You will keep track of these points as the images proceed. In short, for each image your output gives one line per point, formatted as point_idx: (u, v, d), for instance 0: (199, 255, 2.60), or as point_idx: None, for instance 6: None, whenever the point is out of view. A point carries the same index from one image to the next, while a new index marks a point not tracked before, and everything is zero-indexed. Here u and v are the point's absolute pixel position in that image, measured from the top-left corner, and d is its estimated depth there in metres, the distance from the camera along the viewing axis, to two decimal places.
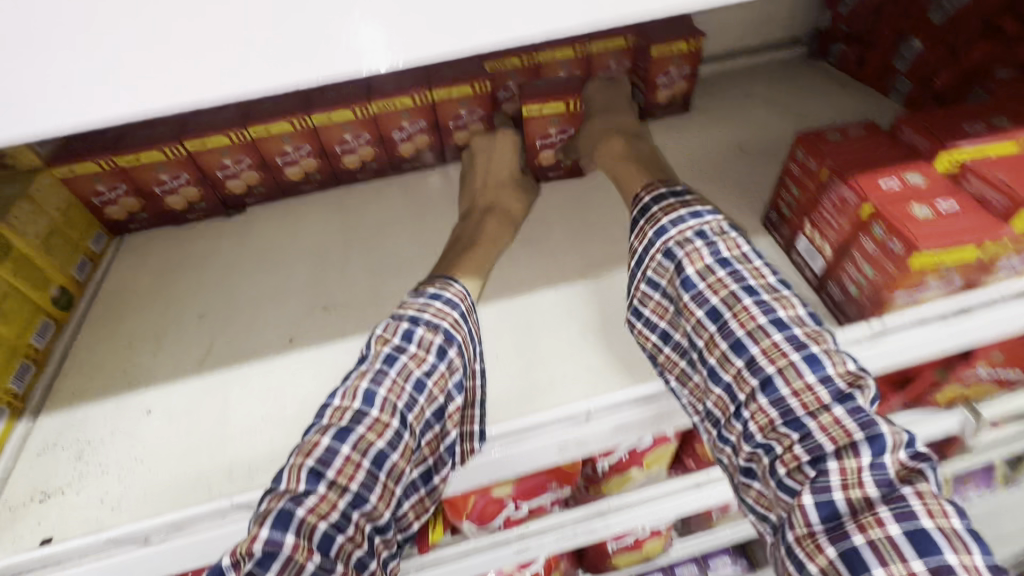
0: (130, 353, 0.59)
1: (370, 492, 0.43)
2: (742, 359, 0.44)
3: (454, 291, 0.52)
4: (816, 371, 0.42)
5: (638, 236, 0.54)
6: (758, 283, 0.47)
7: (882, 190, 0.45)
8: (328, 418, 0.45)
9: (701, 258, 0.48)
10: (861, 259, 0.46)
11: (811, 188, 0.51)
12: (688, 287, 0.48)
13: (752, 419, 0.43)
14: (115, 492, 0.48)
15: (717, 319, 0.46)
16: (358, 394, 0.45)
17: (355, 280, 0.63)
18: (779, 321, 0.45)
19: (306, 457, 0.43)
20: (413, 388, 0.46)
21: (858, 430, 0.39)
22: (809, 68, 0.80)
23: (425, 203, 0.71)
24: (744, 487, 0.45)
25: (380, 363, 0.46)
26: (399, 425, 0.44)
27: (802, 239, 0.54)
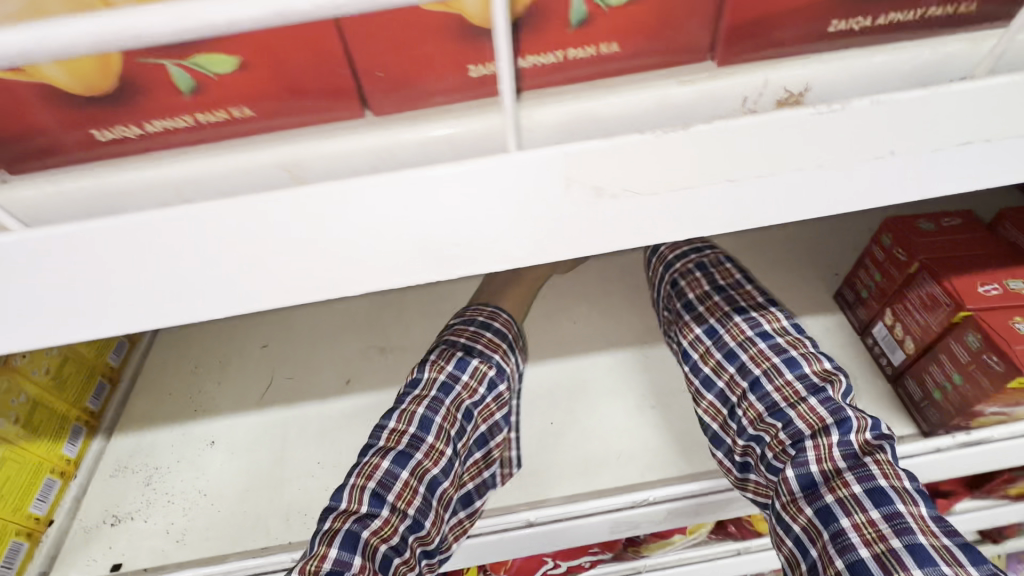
0: (197, 379, 0.61)
1: (425, 516, 0.42)
2: (734, 365, 0.47)
3: (502, 322, 0.54)
4: (794, 371, 0.45)
5: (653, 276, 0.59)
6: (747, 302, 0.51)
7: (981, 296, 0.42)
8: (386, 441, 0.44)
9: (720, 308, 0.51)
10: (947, 363, 0.44)
11: (897, 278, 0.49)
12: (689, 310, 0.53)
13: (743, 415, 0.45)
14: (181, 524, 0.50)
15: (713, 335, 0.50)
16: (415, 419, 0.45)
17: (413, 322, 0.64)
18: (764, 332, 0.48)
19: (368, 480, 0.42)
20: (463, 417, 0.47)
21: (828, 412, 0.41)
22: None
23: None
24: (742, 483, 0.45)
25: (436, 391, 0.47)
26: (452, 454, 0.45)
27: (881, 327, 0.51)
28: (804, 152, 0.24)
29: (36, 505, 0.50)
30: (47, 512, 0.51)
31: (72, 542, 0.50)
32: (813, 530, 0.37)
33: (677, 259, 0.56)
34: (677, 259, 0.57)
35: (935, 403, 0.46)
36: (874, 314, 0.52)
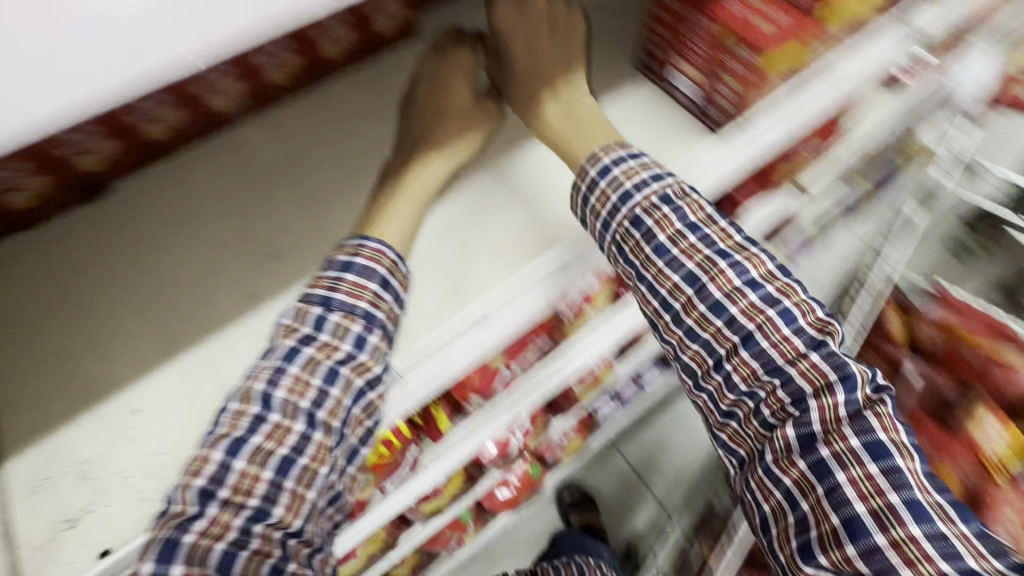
0: (80, 361, 0.56)
1: (274, 504, 0.47)
2: (722, 318, 0.54)
3: (368, 253, 0.56)
4: (790, 326, 0.53)
5: (599, 199, 0.60)
6: (727, 245, 0.57)
7: (730, 12, 0.62)
8: (224, 427, 0.48)
9: (670, 225, 0.57)
10: (726, 75, 0.66)
11: (675, 27, 0.68)
12: (662, 254, 0.57)
13: (735, 371, 0.54)
14: (157, 481, 0.53)
15: (693, 283, 0.56)
16: (256, 398, 0.49)
17: (296, 228, 0.65)
18: (751, 281, 0.55)
19: (193, 477, 0.46)
20: (322, 379, 0.50)
21: (832, 371, 0.51)
22: None
23: (352, 109, 0.72)
24: (722, 426, 0.57)
25: (279, 361, 0.50)
26: (302, 429, 0.49)
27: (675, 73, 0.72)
28: None
29: None
30: None
31: (32, 562, 0.48)
32: (807, 486, 0.50)
33: (638, 191, 0.58)
34: (654, 211, 0.58)
35: (722, 108, 0.70)
36: (664, 62, 0.73)
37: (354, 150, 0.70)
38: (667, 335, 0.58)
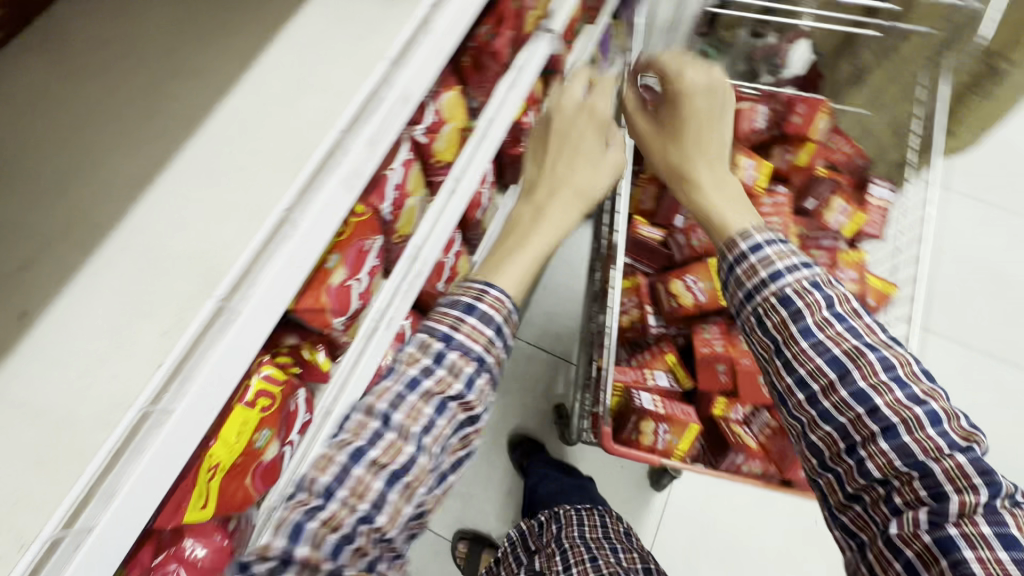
0: None
1: (378, 512, 0.52)
2: (864, 406, 0.54)
3: (488, 301, 0.60)
4: (903, 389, 0.53)
5: (747, 273, 0.63)
6: (872, 339, 0.57)
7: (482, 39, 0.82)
8: (348, 433, 0.56)
9: (819, 310, 0.59)
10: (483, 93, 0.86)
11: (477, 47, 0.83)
12: (808, 336, 0.58)
13: (870, 458, 0.53)
14: (9, 527, 0.37)
15: (841, 369, 0.55)
16: (374, 413, 0.55)
17: (105, 180, 0.49)
18: (898, 379, 0.54)
19: (321, 472, 0.54)
20: (430, 411, 0.55)
21: (977, 474, 0.48)
22: None
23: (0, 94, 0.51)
24: (844, 508, 0.56)
25: (401, 386, 0.56)
26: (412, 448, 0.54)
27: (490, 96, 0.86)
28: None
29: None
30: None
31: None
32: (929, 557, 0.47)
33: (790, 272, 0.61)
34: (757, 290, 0.62)
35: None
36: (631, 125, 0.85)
37: (179, 66, 0.54)
38: (798, 412, 0.58)
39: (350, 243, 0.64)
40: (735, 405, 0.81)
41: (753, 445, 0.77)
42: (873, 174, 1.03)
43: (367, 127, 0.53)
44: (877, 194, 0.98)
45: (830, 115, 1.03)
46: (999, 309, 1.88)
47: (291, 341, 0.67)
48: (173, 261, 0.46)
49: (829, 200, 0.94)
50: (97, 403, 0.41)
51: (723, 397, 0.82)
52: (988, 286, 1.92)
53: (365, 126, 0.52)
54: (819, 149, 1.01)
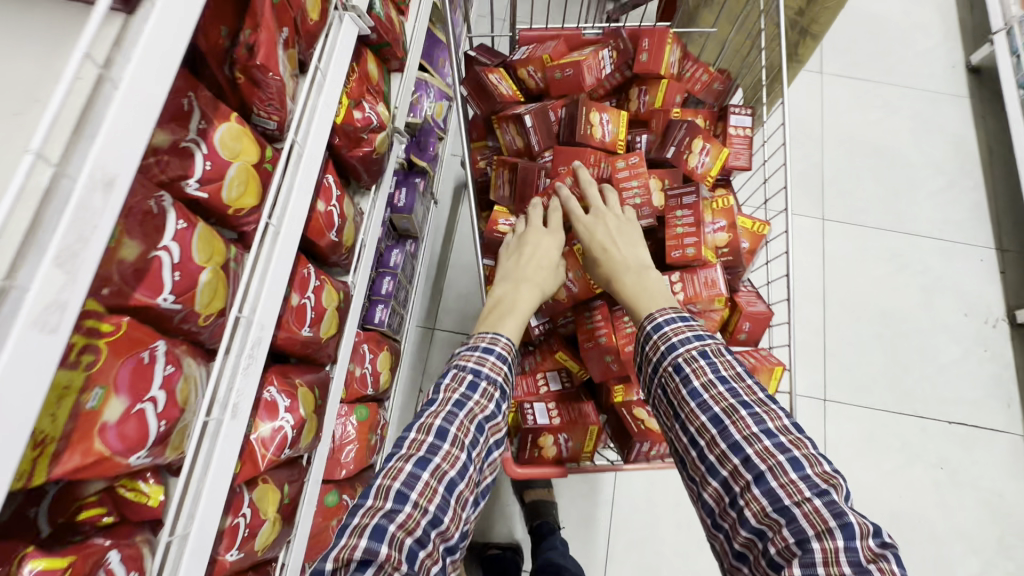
0: None
1: (444, 513, 0.57)
2: (739, 457, 0.55)
3: (502, 344, 0.70)
4: (771, 439, 0.55)
5: (652, 349, 0.65)
6: (750, 397, 0.59)
7: (239, 50, 0.66)
8: (407, 449, 0.60)
9: (704, 373, 0.60)
10: (270, 102, 0.71)
11: (240, 62, 0.67)
12: (694, 396, 0.60)
13: (747, 506, 0.54)
14: None
15: (719, 425, 0.57)
16: (432, 431, 0.61)
17: None
18: (768, 429, 0.56)
19: (392, 480, 0.57)
20: (475, 429, 0.63)
21: (833, 517, 0.49)
22: None
23: None
24: (737, 568, 0.55)
25: (450, 407, 0.63)
26: (464, 458, 0.61)
27: (293, 111, 0.74)
28: None
29: None
30: None
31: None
32: None
33: (681, 343, 0.63)
34: (658, 358, 0.64)
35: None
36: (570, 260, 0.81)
37: None
38: (692, 470, 0.60)
39: (116, 366, 0.50)
40: (633, 387, 0.78)
41: (657, 429, 0.74)
42: (733, 98, 0.97)
43: (52, 241, 0.39)
44: (735, 123, 0.92)
45: (678, 43, 0.94)
46: (885, 184, 1.96)
47: (94, 488, 0.56)
48: None
49: (690, 142, 0.86)
50: None
51: (620, 383, 0.78)
52: (873, 164, 1.98)
53: (49, 242, 0.39)
54: (675, 82, 0.92)
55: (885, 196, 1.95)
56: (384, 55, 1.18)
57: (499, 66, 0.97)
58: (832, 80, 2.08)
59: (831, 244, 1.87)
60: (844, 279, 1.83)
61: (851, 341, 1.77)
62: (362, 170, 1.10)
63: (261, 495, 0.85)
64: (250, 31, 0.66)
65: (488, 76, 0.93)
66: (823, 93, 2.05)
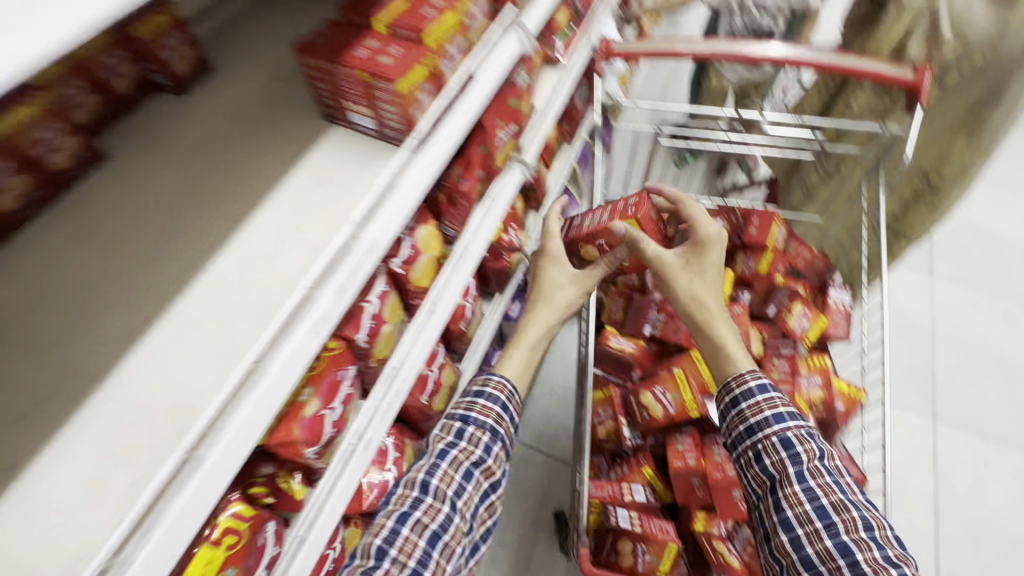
0: None
1: (425, 564, 0.67)
2: (845, 558, 0.59)
3: (494, 386, 0.81)
4: (879, 546, 0.59)
5: (753, 409, 0.72)
6: (855, 499, 0.64)
7: (450, 182, 0.94)
8: (394, 503, 0.71)
9: (813, 458, 0.67)
10: (455, 216, 0.97)
11: (447, 191, 0.95)
12: (802, 481, 0.65)
13: None
14: None
15: (827, 519, 0.62)
16: (416, 485, 0.72)
17: (98, 332, 0.57)
18: (876, 538, 0.60)
19: (375, 535, 0.68)
20: (460, 477, 0.73)
21: None
22: (238, 64, 0.83)
23: (27, 267, 0.62)
24: None
25: (434, 459, 0.74)
26: (447, 509, 0.71)
27: (470, 222, 0.97)
28: None
29: None
30: None
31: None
32: None
33: (791, 420, 0.70)
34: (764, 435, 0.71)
35: (396, 129, 0.70)
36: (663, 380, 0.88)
37: (176, 230, 0.64)
38: (781, 552, 0.64)
39: (323, 375, 0.69)
40: (716, 519, 0.80)
41: (737, 566, 0.75)
42: (835, 275, 1.07)
43: (335, 278, 0.60)
44: (835, 297, 1.03)
45: (785, 223, 1.09)
46: (1009, 396, 1.83)
47: (267, 471, 0.68)
48: (153, 408, 0.52)
49: (789, 305, 0.98)
50: (61, 557, 0.44)
51: (702, 510, 0.82)
52: (993, 372, 1.88)
53: (333, 278, 0.60)
54: (778, 255, 1.06)
55: (1010, 409, 1.81)
56: (530, 197, 1.48)
57: None
58: (944, 283, 2.09)
59: (944, 448, 1.73)
60: (961, 491, 1.65)
61: (970, 567, 1.54)
62: (493, 278, 1.32)
63: (351, 535, 0.94)
64: (459, 172, 0.94)
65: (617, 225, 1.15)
66: (933, 293, 2.06)
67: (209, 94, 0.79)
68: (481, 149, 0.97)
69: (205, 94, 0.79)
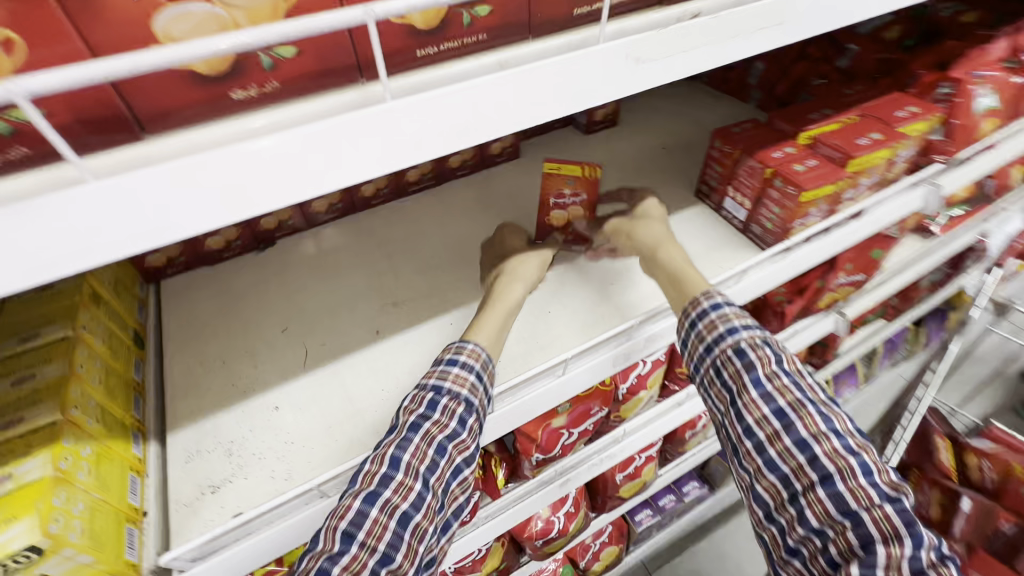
0: (262, 350, 0.63)
1: (397, 551, 0.43)
2: (805, 456, 0.43)
3: (469, 352, 0.55)
4: (841, 439, 0.43)
5: (706, 329, 0.52)
6: (814, 394, 0.47)
7: (771, 300, 0.89)
8: (360, 482, 0.46)
9: (769, 361, 0.48)
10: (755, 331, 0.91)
11: (759, 305, 0.91)
12: (756, 384, 0.47)
13: (807, 506, 0.42)
14: (289, 464, 0.52)
15: (784, 419, 0.45)
16: (385, 460, 0.47)
17: (465, 274, 0.70)
18: (838, 429, 0.44)
19: (338, 520, 0.43)
20: (435, 452, 0.48)
21: (905, 526, 0.38)
22: (643, 125, 0.95)
23: (443, 207, 0.82)
24: (783, 564, 0.44)
25: (406, 431, 0.48)
26: (422, 489, 0.47)
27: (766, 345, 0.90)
28: (741, 22, 0.39)
29: (129, 552, 0.44)
30: (140, 503, 0.48)
31: (176, 520, 0.48)
32: None
33: (746, 327, 0.50)
34: (716, 341, 0.51)
35: (764, 228, 0.70)
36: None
37: None
38: (738, 458, 0.48)
39: (584, 401, 0.70)
40: None
41: None
42: None
43: (653, 328, 0.65)
44: None
45: None
46: None
47: (493, 450, 0.73)
48: None
49: None
50: (378, 417, 0.55)
51: None
52: None
53: (652, 327, 0.64)
54: None
55: None
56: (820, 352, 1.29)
57: (946, 435, 1.05)
58: None
59: None
60: None
61: None
62: None
63: (493, 549, 0.93)
64: (786, 294, 0.88)
65: (932, 439, 1.04)
66: None
67: (611, 140, 0.93)
68: (821, 282, 0.88)
69: (607, 138, 0.93)
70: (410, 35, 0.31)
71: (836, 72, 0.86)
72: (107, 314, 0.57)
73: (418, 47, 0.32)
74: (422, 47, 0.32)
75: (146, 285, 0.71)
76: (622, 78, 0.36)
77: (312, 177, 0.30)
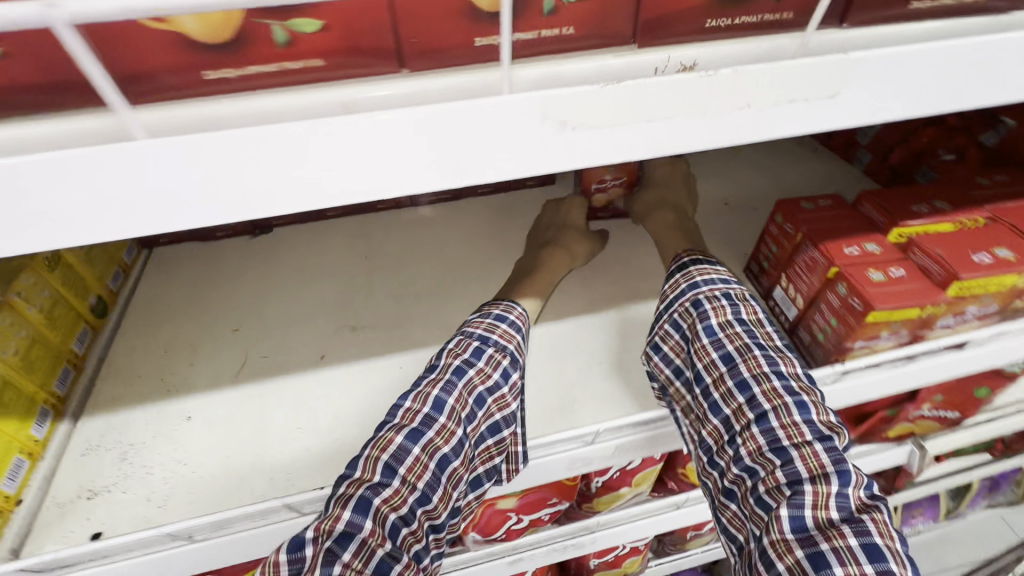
0: (203, 345, 0.59)
1: (434, 491, 0.41)
2: (743, 396, 0.42)
3: (516, 315, 0.52)
4: (781, 380, 0.41)
5: (671, 288, 0.51)
6: (765, 340, 0.45)
7: None
8: (400, 417, 0.43)
9: (725, 312, 0.46)
10: None
11: None
12: (707, 332, 0.46)
13: (742, 444, 0.40)
14: (168, 489, 0.47)
15: (728, 360, 0.43)
16: (428, 399, 0.43)
17: (438, 309, 0.62)
18: (781, 372, 0.42)
19: (380, 451, 0.40)
20: (474, 403, 0.45)
21: (834, 463, 0.37)
22: (711, 170, 0.79)
23: (448, 225, 0.73)
24: (721, 507, 0.42)
25: (449, 373, 0.45)
26: (463, 434, 0.43)
27: None
28: None
29: None
30: (16, 490, 0.45)
31: (45, 518, 0.46)
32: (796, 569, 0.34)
33: (707, 282, 0.49)
34: (675, 294, 0.50)
35: (813, 335, 0.54)
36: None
37: None
38: (688, 409, 0.46)
39: (540, 489, 0.59)
40: None
41: None
42: None
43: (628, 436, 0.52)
44: None
45: None
46: None
47: None
48: None
49: None
50: (278, 460, 0.49)
51: None
52: None
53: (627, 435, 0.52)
54: None
55: None
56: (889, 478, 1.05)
57: None
58: None
59: None
60: None
61: None
62: None
63: None
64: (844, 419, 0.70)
65: None
66: None
67: None
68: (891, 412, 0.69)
69: None
70: (188, 46, 0.25)
71: (981, 149, 0.66)
72: (63, 280, 0.54)
73: (208, 67, 0.26)
74: (210, 68, 0.26)
75: (138, 249, 0.69)
76: (557, 154, 0.32)
77: (119, 209, 0.27)
